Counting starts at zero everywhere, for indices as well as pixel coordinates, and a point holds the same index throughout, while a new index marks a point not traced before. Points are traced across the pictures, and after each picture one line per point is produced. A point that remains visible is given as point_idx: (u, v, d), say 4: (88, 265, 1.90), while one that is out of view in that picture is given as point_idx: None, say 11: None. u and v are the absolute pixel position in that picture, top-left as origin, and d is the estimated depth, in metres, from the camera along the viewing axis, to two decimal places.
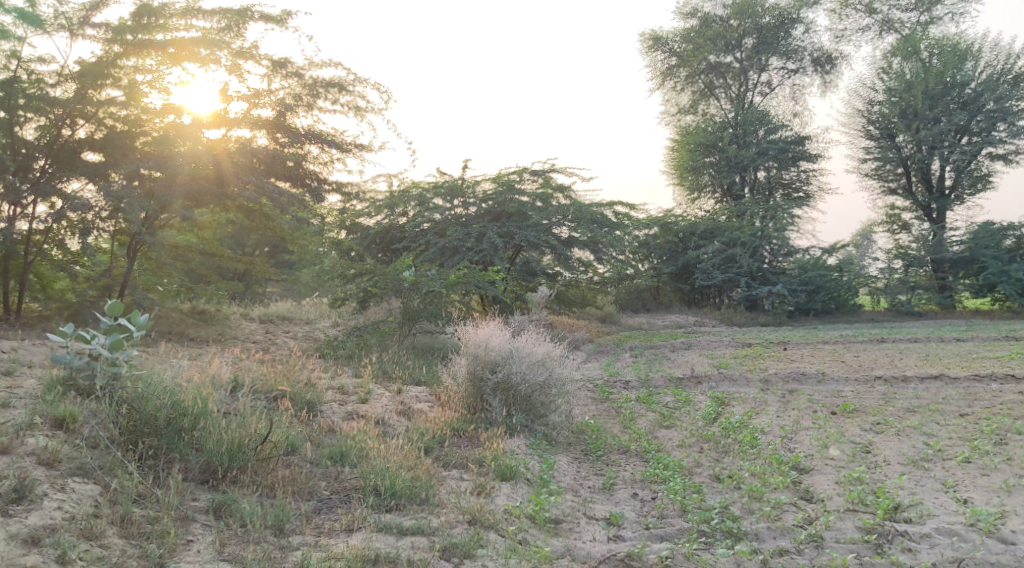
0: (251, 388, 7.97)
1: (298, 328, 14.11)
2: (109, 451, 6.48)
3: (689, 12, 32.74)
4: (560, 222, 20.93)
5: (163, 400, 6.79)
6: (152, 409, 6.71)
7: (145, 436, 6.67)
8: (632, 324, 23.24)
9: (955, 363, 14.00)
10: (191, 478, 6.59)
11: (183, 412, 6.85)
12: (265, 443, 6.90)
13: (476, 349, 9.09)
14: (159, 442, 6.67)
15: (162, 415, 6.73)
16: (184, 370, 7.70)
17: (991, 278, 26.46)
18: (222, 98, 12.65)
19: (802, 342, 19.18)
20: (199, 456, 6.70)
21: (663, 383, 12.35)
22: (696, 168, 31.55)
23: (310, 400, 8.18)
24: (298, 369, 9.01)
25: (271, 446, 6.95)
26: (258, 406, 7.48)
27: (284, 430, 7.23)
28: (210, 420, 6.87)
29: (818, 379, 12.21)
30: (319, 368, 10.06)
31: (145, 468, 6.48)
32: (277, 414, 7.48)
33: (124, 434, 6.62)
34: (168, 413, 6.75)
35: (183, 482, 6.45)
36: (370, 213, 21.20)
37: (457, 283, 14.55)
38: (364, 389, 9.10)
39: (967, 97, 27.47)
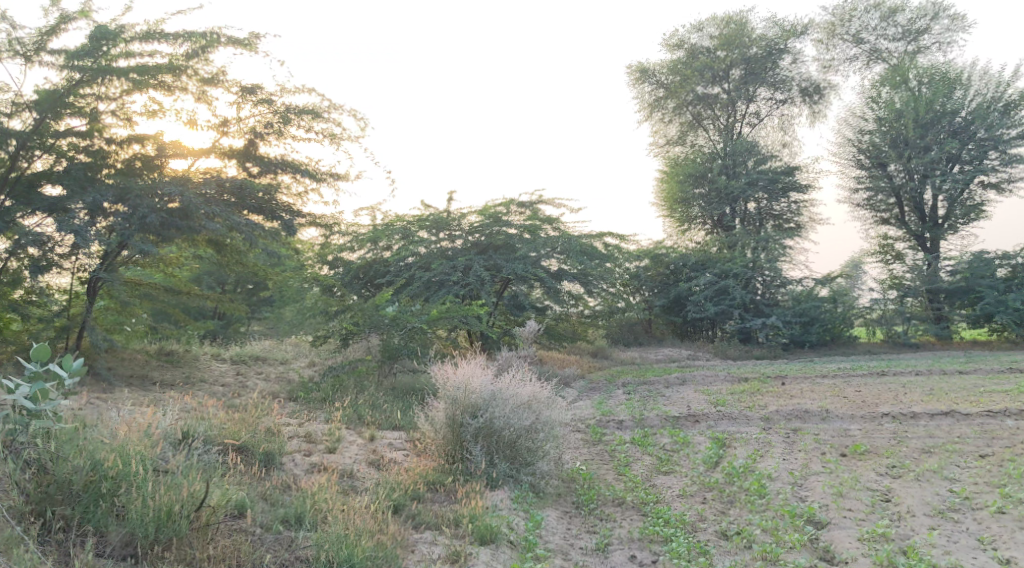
0: (205, 437, 7.35)
1: (272, 368, 13.40)
2: (9, 524, 5.77)
3: (676, 44, 32.56)
4: (548, 255, 20.35)
5: (81, 461, 6.14)
6: (68, 471, 6.08)
7: (55, 505, 5.97)
8: (623, 359, 22.56)
9: (963, 398, 13.34)
10: (108, 553, 5.84)
11: (104, 474, 6.16)
12: (201, 509, 6.17)
13: (456, 392, 8.41)
14: (73, 511, 5.98)
15: (79, 479, 6.06)
16: (116, 421, 7.08)
17: (988, 308, 25.96)
18: (189, 127, 12.12)
19: (799, 375, 18.54)
20: (122, 527, 5.96)
21: (658, 423, 11.64)
22: (686, 200, 31.10)
23: (270, 452, 7.56)
24: (263, 418, 8.37)
25: (208, 511, 6.21)
26: (200, 462, 6.78)
27: (227, 492, 6.51)
28: (136, 483, 6.13)
29: (821, 417, 11.53)
30: (288, 415, 9.35)
31: (51, 546, 5.75)
32: (220, 471, 6.84)
33: (30, 503, 5.94)
34: (86, 476, 6.08)
35: (96, 559, 5.71)
36: (352, 248, 20.57)
37: (440, 318, 13.91)
38: (334, 437, 8.44)
39: (958, 126, 27.24)
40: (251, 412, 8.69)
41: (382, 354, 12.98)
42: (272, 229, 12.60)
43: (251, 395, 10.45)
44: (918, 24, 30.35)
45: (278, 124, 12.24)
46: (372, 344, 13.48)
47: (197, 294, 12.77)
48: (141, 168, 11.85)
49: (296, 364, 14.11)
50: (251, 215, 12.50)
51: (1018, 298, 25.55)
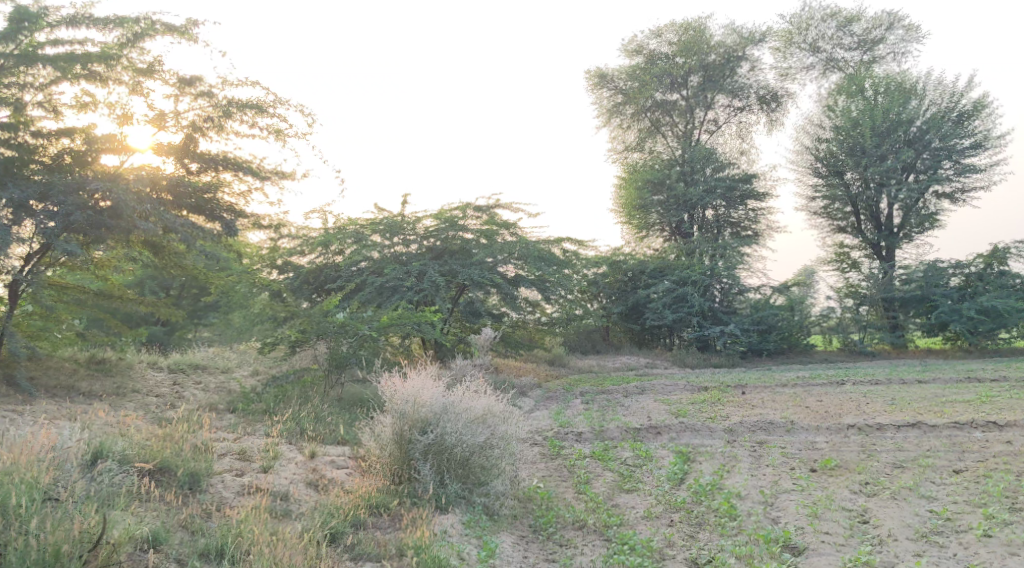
0: (120, 460, 6.93)
1: (212, 377, 12.60)
2: None
3: (634, 49, 32.34)
4: (505, 260, 19.86)
5: None
6: None
7: None
8: (582, 367, 22.13)
9: (926, 408, 13.16)
10: None
11: None
12: (100, 546, 5.70)
13: (403, 406, 7.87)
14: None
15: None
16: (22, 440, 6.70)
17: (943, 316, 26.13)
18: (122, 121, 11.28)
19: (759, 384, 18.32)
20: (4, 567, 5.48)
21: (619, 436, 11.17)
22: (644, 207, 30.85)
23: (195, 473, 7.09)
24: (191, 435, 7.83)
25: (110, 547, 5.75)
26: (102, 490, 6.39)
27: (134, 525, 6.06)
28: (21, 517, 5.73)
29: (786, 429, 11.17)
30: (222, 431, 8.69)
31: None
32: (126, 499, 6.43)
33: None
34: None
35: None
36: (301, 252, 19.78)
37: (391, 325, 13.29)
38: (271, 455, 7.90)
39: (913, 135, 27.48)
40: (179, 428, 8.05)
41: (330, 363, 12.38)
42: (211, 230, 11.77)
43: (184, 408, 9.72)
44: (873, 34, 30.62)
45: (219, 118, 11.46)
46: (320, 352, 12.83)
47: (128, 298, 11.90)
48: (69, 163, 10.96)
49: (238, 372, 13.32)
50: (188, 214, 11.65)
51: (972, 306, 25.77)
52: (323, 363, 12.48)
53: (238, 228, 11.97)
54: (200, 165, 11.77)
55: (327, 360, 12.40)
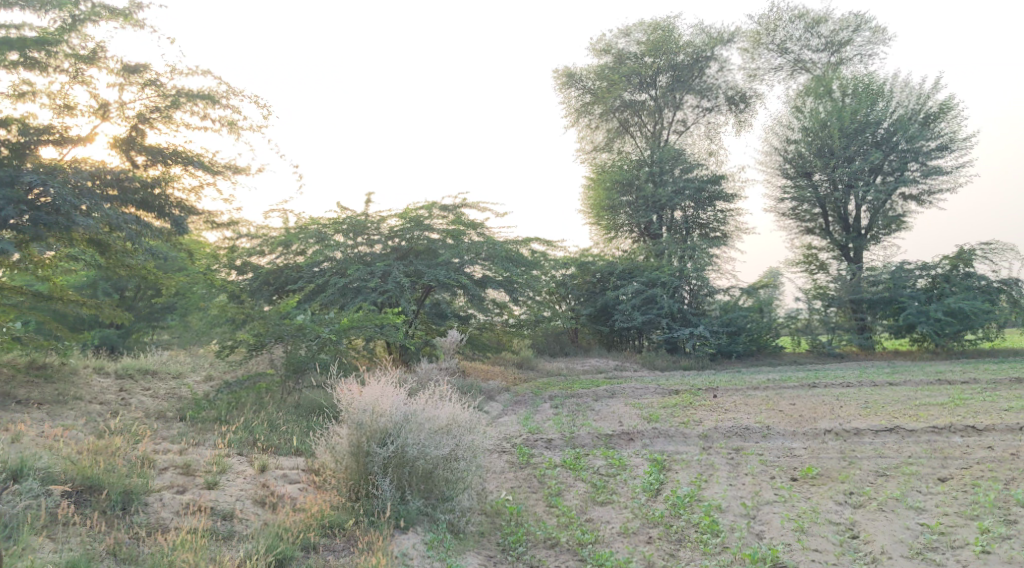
0: (43, 483, 6.55)
1: (162, 382, 11.89)
2: None
3: (603, 49, 32.09)
4: (472, 261, 19.39)
5: None
6: None
7: None
8: (550, 370, 21.69)
9: (901, 412, 12.93)
10: None
11: None
12: None
13: (361, 416, 7.43)
14: None
15: None
16: None
17: (910, 318, 26.16)
18: (63, 111, 10.58)
19: (730, 387, 18.06)
20: None
21: (590, 443, 10.76)
22: (613, 208, 30.58)
23: (128, 492, 6.72)
24: (128, 451, 7.42)
25: None
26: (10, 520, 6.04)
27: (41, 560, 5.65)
28: None
29: (762, 435, 10.84)
30: (168, 443, 8.11)
31: None
32: (38, 528, 6.07)
33: None
34: None
35: None
36: (261, 252, 19.11)
37: (352, 327, 12.74)
38: (219, 470, 7.52)
39: (881, 136, 27.55)
40: (117, 442, 7.51)
41: (287, 368, 11.81)
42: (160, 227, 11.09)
43: (128, 418, 9.09)
44: (841, 36, 30.70)
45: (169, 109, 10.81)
46: (277, 356, 12.25)
47: (70, 298, 11.25)
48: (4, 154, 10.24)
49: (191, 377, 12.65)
50: (135, 211, 10.96)
51: (939, 308, 25.82)
52: (280, 368, 11.90)
53: (187, 225, 11.42)
54: (147, 159, 11.10)
55: (284, 365, 11.82)
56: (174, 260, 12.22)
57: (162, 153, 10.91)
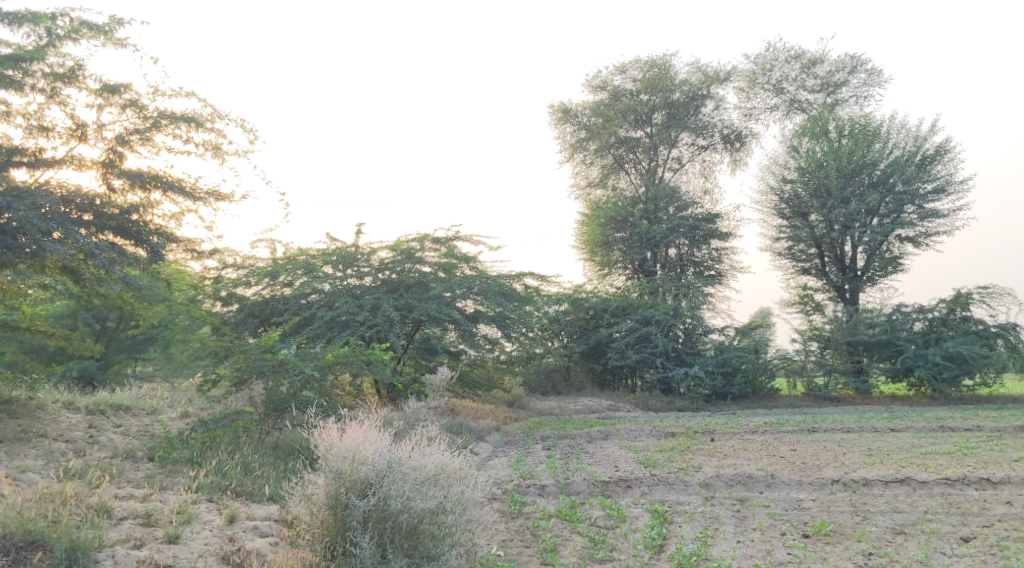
0: None
1: (135, 417, 11.28)
2: None
3: (599, 85, 32.03)
4: (464, 295, 18.93)
5: None
6: None
7: None
8: (542, 408, 21.11)
9: (907, 461, 12.43)
10: None
11: None
12: None
13: (339, 465, 7.09)
14: None
15: None
16: None
17: (908, 361, 25.75)
18: (37, 132, 10.12)
19: (728, 429, 17.56)
20: None
21: (586, 490, 10.21)
22: (607, 244, 30.21)
23: (76, 549, 6.34)
24: (79, 503, 7.04)
25: None
26: None
27: None
28: None
29: (766, 483, 10.31)
30: (131, 489, 7.62)
31: None
32: None
33: None
34: None
35: None
36: (247, 282, 18.61)
37: (337, 363, 12.21)
38: (184, 519, 7.16)
39: (877, 178, 27.42)
40: (71, 490, 7.14)
41: (267, 405, 11.27)
42: (135, 254, 10.59)
43: (94, 458, 8.52)
44: (836, 77, 30.78)
45: (150, 129, 10.35)
46: (258, 393, 11.69)
47: (36, 329, 10.74)
48: None
49: (167, 411, 12.04)
50: (111, 236, 10.44)
51: (937, 352, 25.41)
52: (260, 405, 11.36)
53: (165, 252, 10.79)
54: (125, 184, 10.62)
55: (264, 402, 11.28)
56: (152, 291, 11.64)
57: (142, 176, 10.44)
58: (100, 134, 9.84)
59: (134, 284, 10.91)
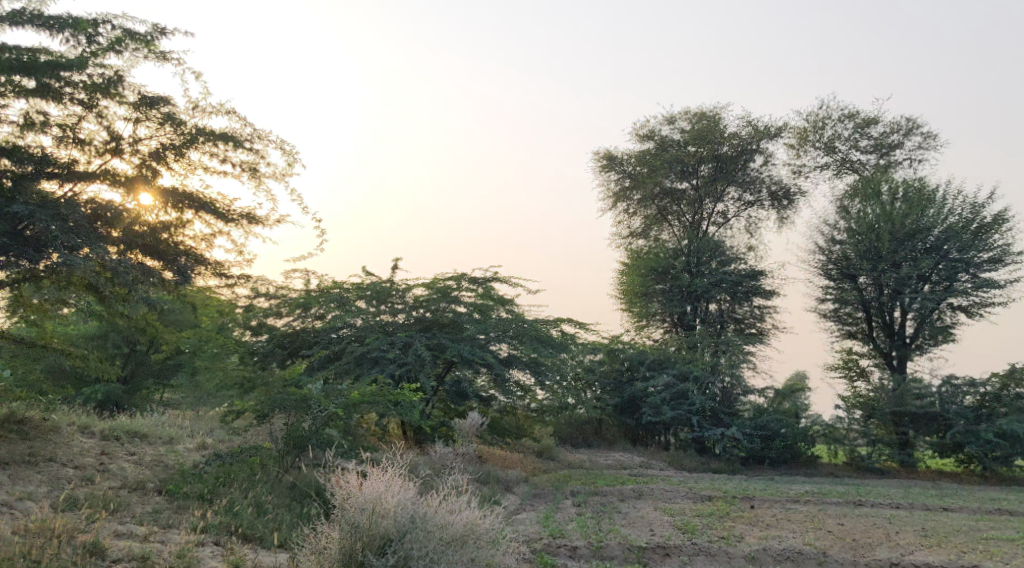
0: None
1: (150, 445, 10.81)
2: None
3: (646, 134, 31.71)
4: (498, 338, 18.43)
5: None
6: None
7: None
8: (572, 461, 20.32)
9: (968, 546, 11.49)
10: None
11: None
12: None
13: (357, 518, 6.84)
14: None
15: None
16: None
17: (958, 437, 24.50)
18: (72, 144, 9.92)
19: (768, 497, 16.66)
20: None
21: (620, 555, 9.57)
22: (646, 295, 29.53)
23: None
24: (71, 540, 6.61)
25: None
26: None
27: None
28: None
29: (817, 562, 9.54)
30: (130, 528, 7.18)
31: None
32: None
33: None
34: None
35: None
36: (279, 313, 18.29)
37: (364, 400, 11.73)
38: (183, 564, 6.69)
39: (931, 243, 26.53)
40: (65, 527, 6.71)
41: (288, 442, 10.74)
42: (160, 274, 10.29)
43: (101, 488, 8.09)
44: (890, 139, 30.14)
45: (186, 147, 10.05)
46: (279, 427, 11.22)
47: (52, 346, 10.57)
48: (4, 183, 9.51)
49: (184, 441, 11.56)
50: (137, 255, 10.16)
51: (990, 429, 24.18)
52: (280, 440, 10.85)
53: (191, 274, 10.48)
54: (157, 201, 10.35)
55: (284, 438, 10.76)
56: (176, 312, 11.30)
57: (175, 195, 10.15)
58: (134, 150, 9.61)
59: (159, 304, 10.56)
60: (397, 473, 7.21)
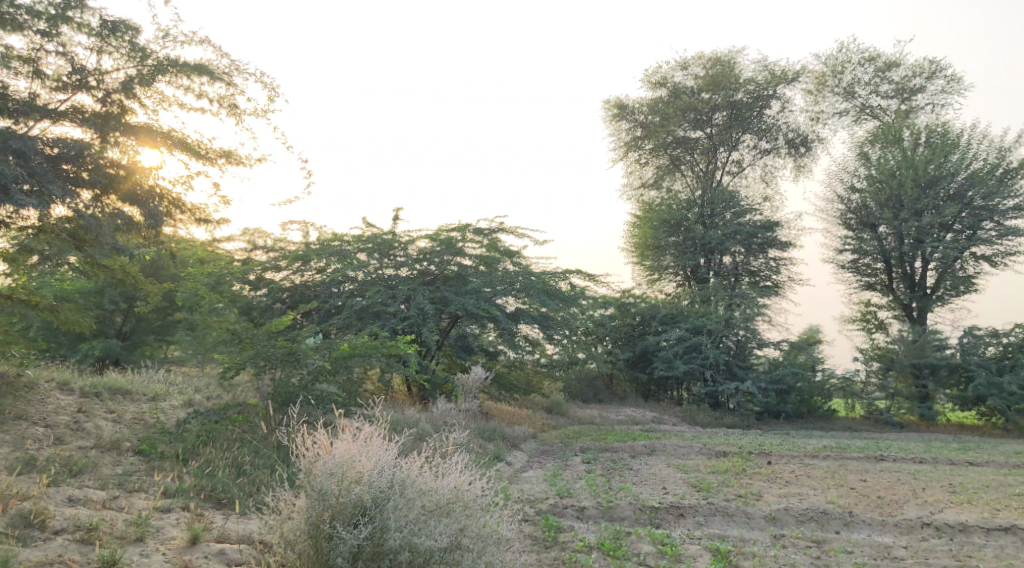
0: None
1: (133, 403, 10.22)
2: None
3: (658, 82, 30.60)
4: (505, 291, 17.74)
5: None
6: None
7: None
8: (582, 417, 19.74)
9: (1002, 503, 10.79)
10: None
11: None
12: None
13: (324, 486, 6.32)
14: None
15: None
16: None
17: (980, 390, 23.75)
18: (35, 79, 9.29)
19: (785, 452, 16.00)
20: None
21: (632, 516, 8.97)
22: (659, 248, 28.71)
23: None
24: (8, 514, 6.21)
25: None
26: None
27: None
28: None
29: (844, 522, 8.83)
30: (83, 497, 6.78)
31: None
32: None
33: None
34: None
35: None
36: (277, 266, 17.69)
37: (357, 354, 11.13)
38: (137, 536, 6.35)
39: (954, 190, 25.51)
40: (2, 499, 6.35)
41: (274, 399, 10.24)
42: (130, 219, 9.65)
43: (66, 451, 7.56)
44: (912, 83, 28.93)
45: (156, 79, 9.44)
46: (268, 383, 10.66)
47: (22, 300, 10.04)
48: None
49: (170, 397, 10.99)
50: (106, 197, 9.51)
51: (1014, 381, 23.40)
52: (266, 397, 10.34)
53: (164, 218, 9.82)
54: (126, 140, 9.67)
55: (270, 395, 10.25)
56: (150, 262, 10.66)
57: (147, 133, 9.61)
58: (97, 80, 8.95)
59: (132, 250, 10.08)
60: (370, 432, 6.71)
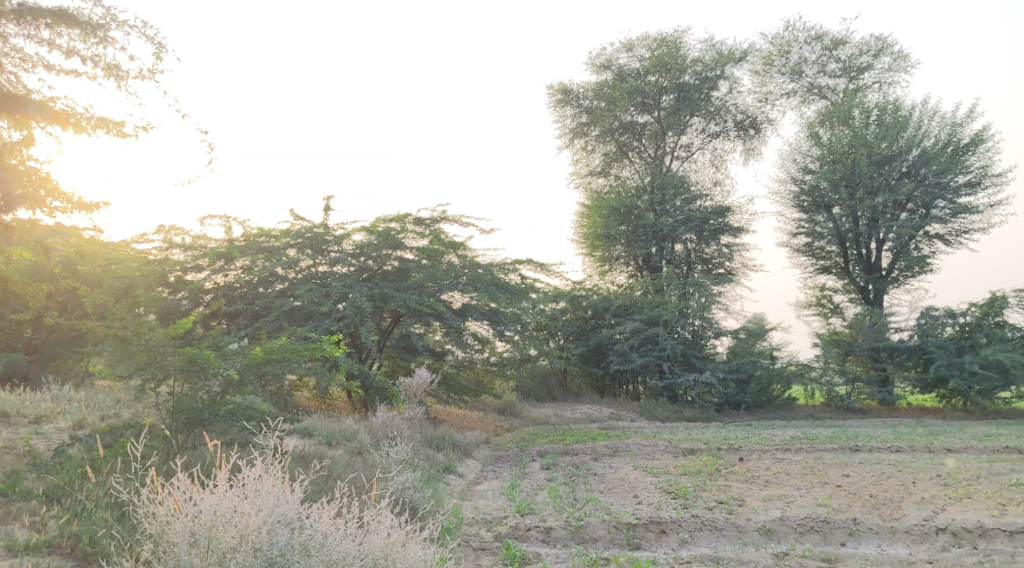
0: None
1: (8, 428, 8.67)
2: None
3: (602, 65, 29.49)
4: (450, 286, 16.37)
5: None
6: None
7: None
8: (537, 417, 18.48)
9: (1003, 496, 9.83)
10: None
11: None
12: None
13: (185, 560, 5.92)
14: None
15: None
16: None
17: (941, 371, 23.20)
18: None
19: (756, 446, 14.96)
20: None
21: (606, 537, 7.72)
22: (609, 238, 27.55)
23: None
24: None
25: None
26: None
27: None
28: None
29: (848, 532, 7.74)
30: None
31: None
32: None
33: None
34: None
35: None
36: (198, 266, 15.97)
37: (274, 358, 9.77)
38: None
39: (907, 169, 24.99)
40: None
41: (177, 417, 8.94)
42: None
43: None
44: (858, 61, 28.46)
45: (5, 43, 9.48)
46: (171, 397, 9.23)
47: None
48: None
49: (59, 418, 9.43)
50: None
51: (974, 360, 22.89)
52: (166, 415, 9.04)
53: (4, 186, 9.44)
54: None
55: (170, 412, 8.98)
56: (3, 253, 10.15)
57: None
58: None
59: None
60: (237, 483, 6.28)
